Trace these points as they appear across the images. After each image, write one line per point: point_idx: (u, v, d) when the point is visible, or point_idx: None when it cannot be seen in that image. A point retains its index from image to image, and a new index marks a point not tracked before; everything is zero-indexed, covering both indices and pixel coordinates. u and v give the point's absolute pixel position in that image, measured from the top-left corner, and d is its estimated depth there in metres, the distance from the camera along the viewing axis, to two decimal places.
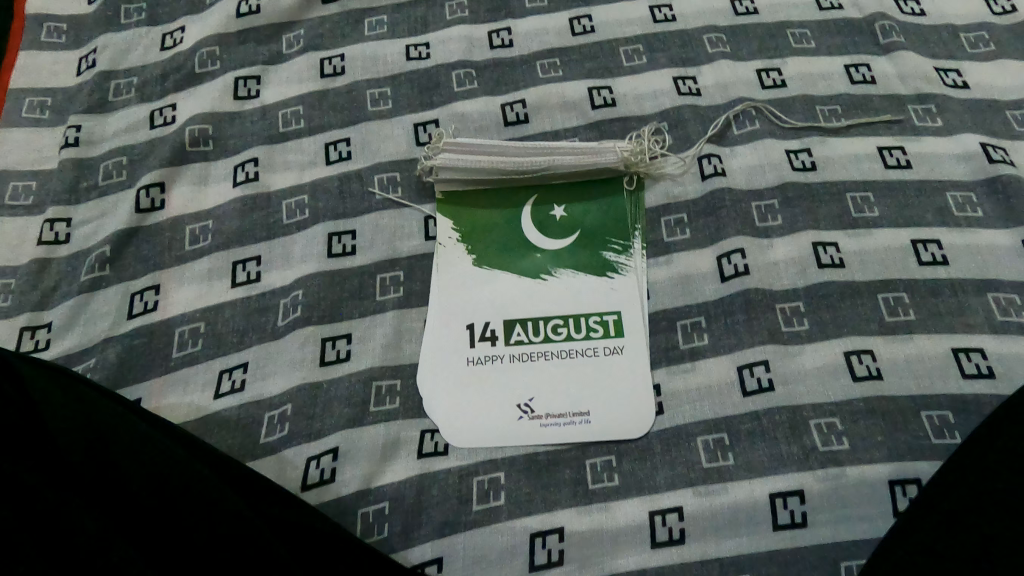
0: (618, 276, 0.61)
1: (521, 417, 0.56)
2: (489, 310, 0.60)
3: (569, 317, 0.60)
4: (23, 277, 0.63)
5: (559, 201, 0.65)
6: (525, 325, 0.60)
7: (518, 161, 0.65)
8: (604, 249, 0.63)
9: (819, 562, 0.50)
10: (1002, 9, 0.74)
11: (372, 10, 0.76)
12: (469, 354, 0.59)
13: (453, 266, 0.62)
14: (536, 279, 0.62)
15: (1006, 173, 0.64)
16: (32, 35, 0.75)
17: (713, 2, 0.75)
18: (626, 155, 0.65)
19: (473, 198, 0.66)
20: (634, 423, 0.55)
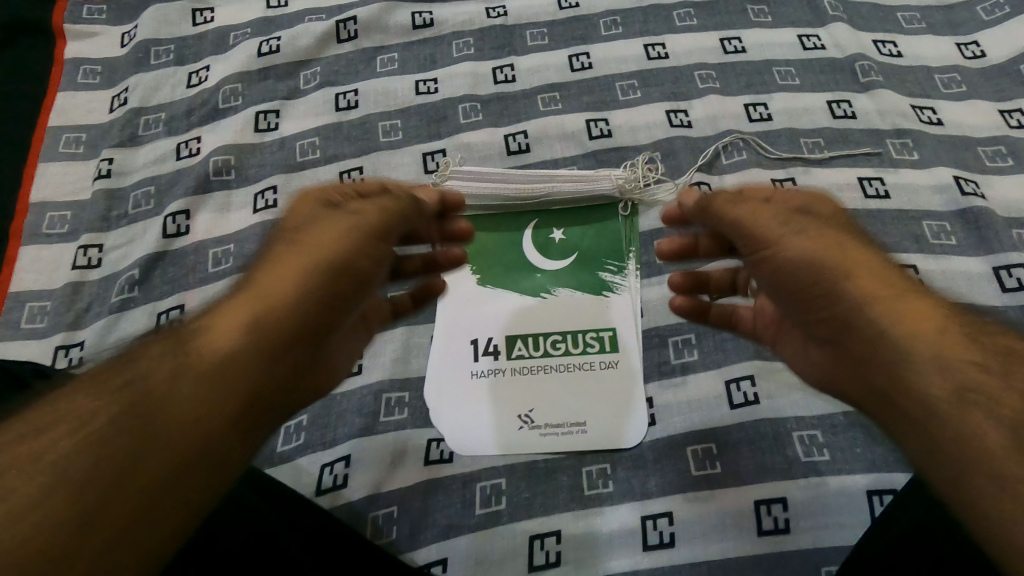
0: (614, 294, 0.66)
1: (522, 426, 0.60)
2: (492, 326, 0.65)
3: (568, 333, 0.64)
4: (59, 299, 0.68)
5: (558, 225, 0.69)
6: (526, 340, 0.64)
7: (521, 188, 0.69)
8: (600, 270, 0.67)
9: (802, 566, 0.53)
10: (973, 54, 0.79)
11: (384, 49, 0.81)
12: (473, 367, 0.63)
13: (459, 286, 0.67)
14: (536, 298, 0.66)
15: (978, 205, 0.68)
16: (71, 77, 0.82)
17: (703, 41, 0.80)
18: (621, 182, 0.69)
19: (478, 222, 0.70)
20: (628, 432, 0.59)
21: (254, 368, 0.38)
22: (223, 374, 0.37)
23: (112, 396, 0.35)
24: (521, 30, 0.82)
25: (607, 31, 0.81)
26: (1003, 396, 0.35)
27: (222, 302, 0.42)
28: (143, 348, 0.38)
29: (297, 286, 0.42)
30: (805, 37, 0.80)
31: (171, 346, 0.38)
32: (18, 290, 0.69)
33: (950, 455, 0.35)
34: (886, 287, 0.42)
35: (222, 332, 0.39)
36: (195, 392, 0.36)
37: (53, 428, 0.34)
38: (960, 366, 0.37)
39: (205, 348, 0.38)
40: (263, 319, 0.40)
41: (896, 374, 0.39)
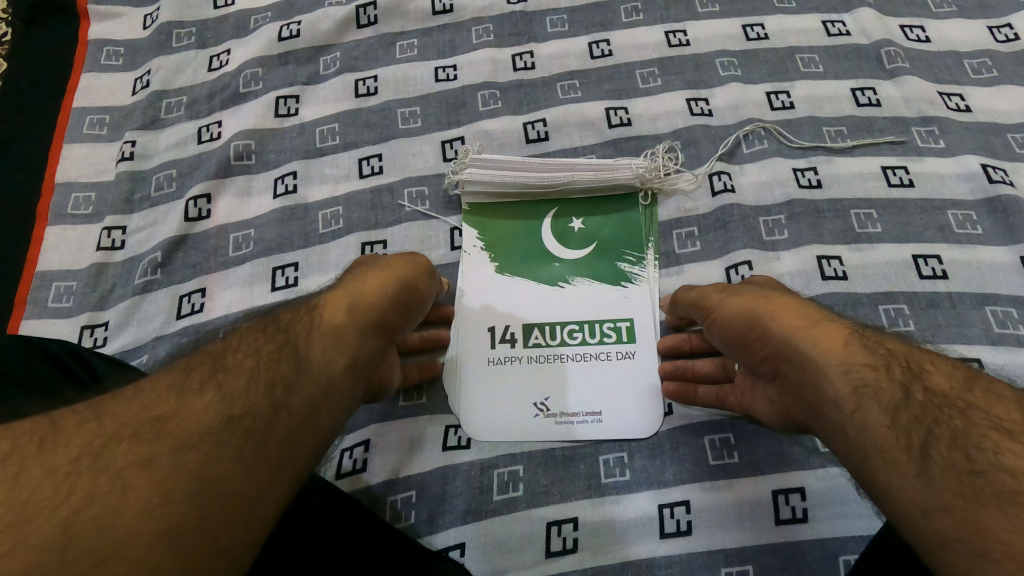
0: (632, 285, 0.65)
1: (538, 414, 0.60)
2: (510, 314, 0.65)
3: (585, 323, 0.64)
4: (84, 280, 0.70)
5: (577, 214, 0.69)
6: (543, 329, 0.64)
7: (540, 177, 0.69)
8: (618, 260, 0.67)
9: (819, 555, 0.53)
10: (1005, 37, 0.77)
11: (403, 35, 0.81)
12: (490, 355, 0.63)
13: (478, 273, 0.67)
14: (553, 287, 0.66)
15: (1006, 193, 0.67)
16: (94, 59, 0.83)
17: (726, 27, 0.79)
18: (641, 172, 0.69)
19: (496, 210, 0.70)
20: (644, 422, 0.59)
21: (347, 355, 0.48)
22: (330, 359, 0.46)
23: (251, 358, 0.43)
24: (541, 16, 0.81)
25: (628, 17, 0.80)
26: (888, 391, 0.43)
27: (315, 301, 0.51)
28: (257, 324, 0.47)
29: (371, 299, 0.51)
30: (830, 23, 0.79)
31: (285, 327, 0.47)
32: (45, 269, 0.70)
33: (858, 447, 0.42)
34: (805, 313, 0.49)
35: (324, 327, 0.48)
36: (312, 367, 0.45)
37: (222, 372, 0.42)
38: (860, 372, 0.44)
39: (315, 336, 0.47)
40: (350, 322, 0.49)
41: (817, 385, 0.46)
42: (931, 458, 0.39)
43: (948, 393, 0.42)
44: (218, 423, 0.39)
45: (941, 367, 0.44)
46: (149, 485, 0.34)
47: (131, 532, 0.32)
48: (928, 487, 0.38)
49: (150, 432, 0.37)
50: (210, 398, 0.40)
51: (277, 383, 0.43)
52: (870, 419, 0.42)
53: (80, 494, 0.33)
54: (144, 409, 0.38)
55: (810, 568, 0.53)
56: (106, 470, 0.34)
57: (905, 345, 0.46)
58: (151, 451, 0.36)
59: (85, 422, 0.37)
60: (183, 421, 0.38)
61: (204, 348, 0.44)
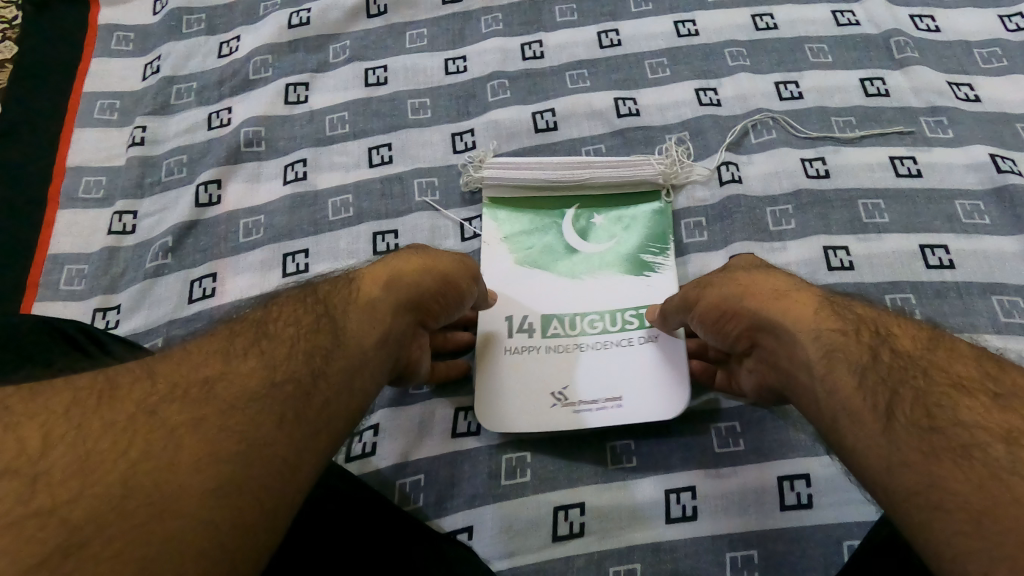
0: (654, 274, 0.64)
1: (556, 404, 0.59)
2: (528, 303, 0.63)
3: (606, 312, 0.62)
4: (95, 264, 0.70)
5: (599, 210, 0.68)
6: (562, 319, 0.62)
7: (560, 172, 0.68)
8: (642, 252, 0.65)
9: (824, 540, 0.54)
10: (1015, 27, 0.77)
11: (413, 24, 0.81)
12: (508, 344, 0.61)
13: (496, 263, 0.65)
14: (574, 279, 0.64)
15: (1014, 183, 0.67)
16: (104, 44, 0.84)
17: (735, 18, 0.79)
18: (664, 169, 0.68)
19: (517, 204, 0.69)
20: (666, 407, 0.58)
21: (384, 326, 0.48)
22: (367, 331, 0.47)
23: (291, 328, 0.45)
24: (550, 5, 0.81)
25: (637, 7, 0.80)
26: (856, 356, 0.43)
27: (354, 273, 0.51)
28: (298, 294, 0.48)
29: (404, 275, 0.51)
30: (839, 13, 0.79)
31: (324, 299, 0.48)
32: (56, 253, 0.71)
33: (829, 412, 0.43)
34: (774, 286, 0.49)
35: (358, 299, 0.49)
36: (349, 337, 0.46)
37: (265, 340, 0.44)
38: (829, 339, 0.44)
39: (351, 308, 0.48)
40: (386, 295, 0.50)
41: (792, 356, 0.46)
42: (895, 419, 0.39)
43: (911, 353, 0.42)
44: (263, 387, 0.40)
45: (906, 330, 0.44)
46: (201, 441, 0.36)
47: (184, 485, 0.34)
48: (892, 447, 0.38)
49: (199, 393, 0.38)
50: (254, 364, 0.41)
51: (316, 352, 0.44)
52: (839, 385, 0.42)
53: (135, 447, 0.35)
54: (193, 372, 0.40)
55: (814, 552, 0.53)
56: (160, 425, 0.36)
57: (870, 310, 0.47)
58: (203, 410, 0.38)
59: (141, 380, 0.39)
60: (230, 383, 0.40)
61: (248, 316, 0.46)
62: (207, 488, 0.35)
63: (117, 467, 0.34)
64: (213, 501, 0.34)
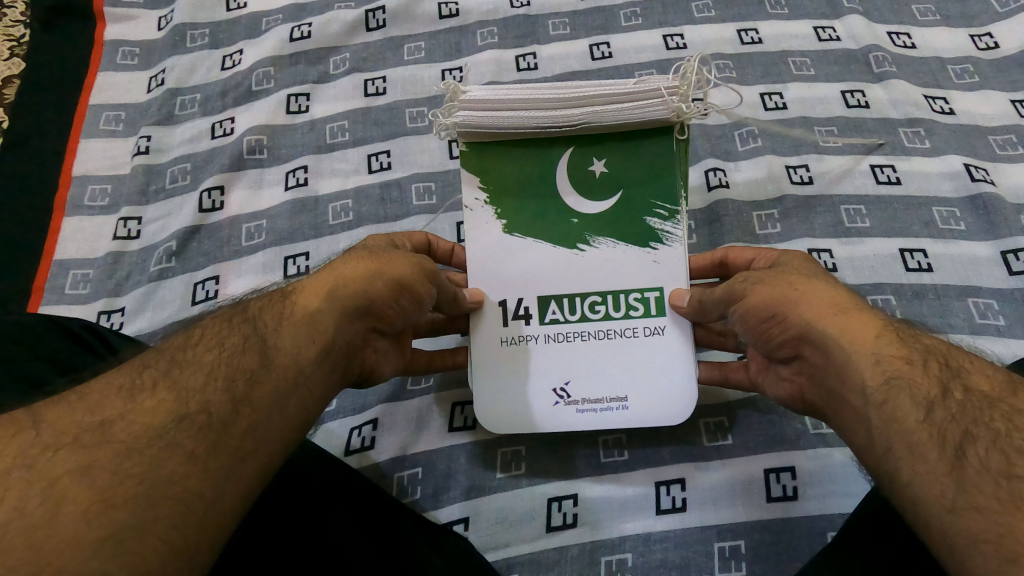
0: (661, 246, 0.55)
1: (557, 402, 0.55)
2: (522, 284, 0.56)
3: (608, 294, 0.55)
4: (101, 268, 0.72)
5: (598, 155, 0.55)
6: (561, 302, 0.55)
7: (552, 119, 0.54)
8: (647, 214, 0.55)
9: (809, 531, 0.55)
10: (987, 45, 0.81)
11: (411, 37, 0.84)
12: (504, 333, 0.55)
13: (484, 234, 0.56)
14: (571, 250, 0.56)
15: (987, 191, 0.70)
16: (110, 57, 0.86)
17: (721, 32, 0.82)
18: (677, 104, 0.52)
19: (505, 156, 0.56)
20: (673, 408, 0.54)
21: (327, 339, 0.44)
22: (306, 343, 0.43)
23: (214, 351, 0.42)
24: (543, 19, 0.84)
25: (627, 22, 0.83)
26: (923, 387, 0.41)
27: (290, 286, 0.47)
28: (227, 312, 0.45)
29: (349, 282, 0.47)
30: (821, 29, 0.82)
31: (255, 314, 0.45)
32: (62, 258, 0.73)
33: (882, 438, 0.41)
34: (834, 299, 0.46)
35: (295, 313, 0.45)
36: (281, 354, 0.42)
37: (177, 369, 0.40)
38: (892, 364, 0.42)
39: (284, 323, 0.44)
40: (333, 302, 0.46)
41: (843, 374, 0.44)
42: (966, 460, 0.37)
43: (988, 395, 0.41)
44: (169, 420, 0.37)
45: (978, 367, 0.43)
46: (89, 492, 0.33)
47: (70, 541, 0.31)
48: (959, 487, 0.37)
49: (93, 436, 0.36)
50: (163, 395, 0.38)
51: (239, 374, 0.41)
52: (902, 414, 0.40)
53: (9, 504, 0.32)
54: (92, 412, 0.37)
55: (800, 542, 0.55)
56: (42, 479, 0.33)
57: (935, 340, 0.45)
58: (93, 456, 0.35)
59: (26, 430, 0.36)
60: (130, 423, 0.37)
61: (163, 345, 0.43)
62: (95, 538, 0.32)
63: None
64: (106, 551, 0.32)
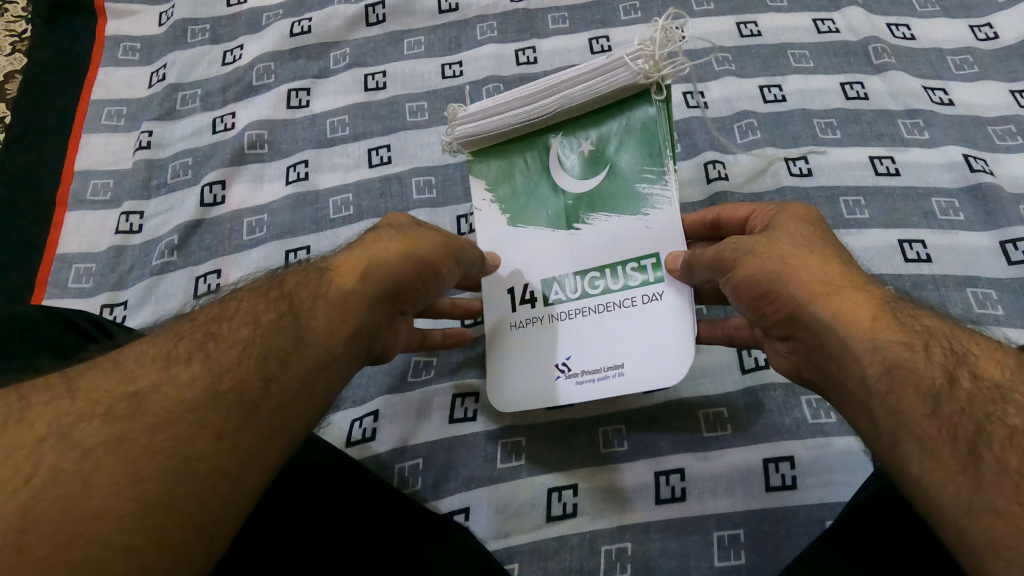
0: (653, 211, 0.54)
1: (559, 376, 0.54)
2: (527, 270, 0.57)
3: (606, 267, 0.55)
4: (103, 262, 0.73)
5: (586, 134, 0.56)
6: (563, 282, 0.56)
7: (527, 110, 0.56)
8: (636, 182, 0.55)
9: (808, 519, 0.56)
10: (986, 35, 0.80)
11: (411, 32, 0.84)
12: (513, 318, 0.57)
13: (491, 230, 0.59)
14: (569, 231, 0.56)
15: (986, 181, 0.70)
16: (112, 53, 0.86)
17: (721, 25, 0.82)
18: (640, 66, 0.51)
19: (499, 157, 0.59)
20: (666, 369, 0.51)
21: (358, 319, 0.44)
22: (339, 323, 0.43)
23: (249, 326, 0.41)
24: (543, 14, 0.84)
25: (627, 15, 0.84)
26: (927, 375, 0.38)
27: (327, 262, 0.47)
28: (262, 286, 0.45)
29: (385, 261, 0.47)
30: (820, 21, 0.82)
31: (290, 290, 0.45)
32: (65, 252, 0.73)
33: (888, 428, 0.39)
34: (827, 278, 0.45)
35: (332, 292, 0.44)
36: (314, 334, 0.42)
37: (212, 341, 0.40)
38: (892, 351, 0.40)
39: (320, 301, 0.44)
40: (368, 282, 0.46)
41: (842, 358, 0.42)
42: (981, 458, 0.35)
43: (999, 383, 0.38)
44: (201, 396, 0.36)
45: (987, 351, 0.40)
46: (119, 466, 0.33)
47: (100, 516, 0.31)
48: (975, 486, 0.34)
49: (126, 408, 0.35)
50: (197, 368, 0.38)
51: (273, 353, 0.40)
52: (907, 404, 0.38)
53: (40, 475, 0.31)
54: (125, 383, 0.37)
55: (799, 530, 0.55)
56: (73, 450, 0.33)
57: (941, 324, 0.42)
58: (125, 429, 0.34)
59: (56, 398, 0.35)
60: (164, 396, 0.36)
61: (200, 316, 0.42)
62: (122, 514, 0.31)
63: (16, 502, 0.30)
64: (132, 528, 0.31)
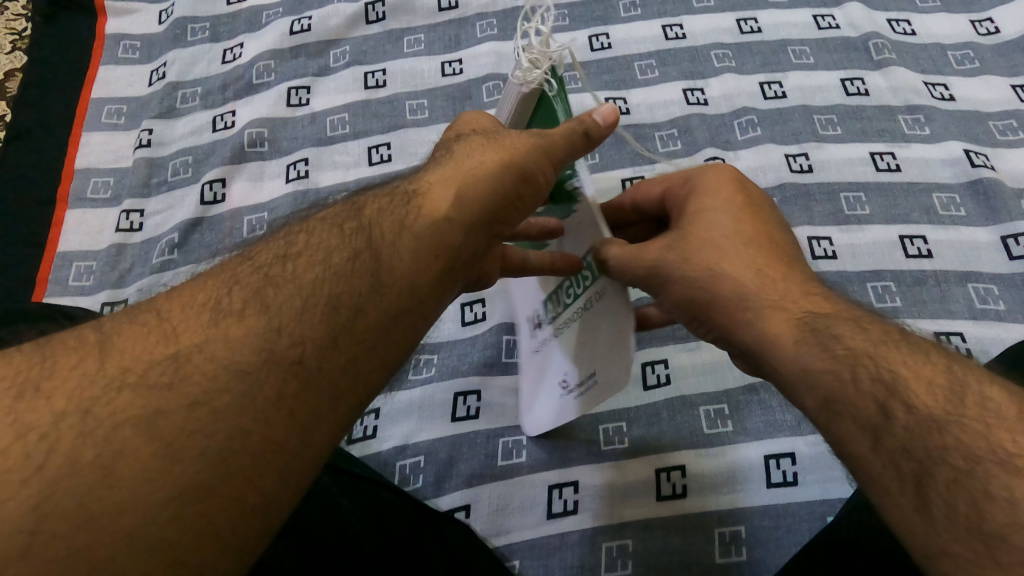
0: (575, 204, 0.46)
1: (562, 396, 0.50)
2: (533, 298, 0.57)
3: (569, 274, 0.48)
4: (103, 260, 0.73)
5: None
6: (553, 300, 0.52)
7: None
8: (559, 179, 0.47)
9: (809, 516, 0.55)
10: (987, 31, 0.80)
11: (410, 30, 0.84)
12: (532, 346, 0.57)
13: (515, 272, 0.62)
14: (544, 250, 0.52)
15: (987, 176, 0.70)
16: (112, 52, 0.86)
17: (721, 22, 0.82)
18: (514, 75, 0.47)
19: None
20: (613, 372, 0.42)
21: (443, 258, 0.41)
22: (419, 265, 0.40)
23: (315, 269, 0.39)
24: (542, 11, 0.84)
25: (626, 12, 0.84)
26: (862, 408, 0.37)
27: (408, 189, 0.43)
28: (331, 218, 0.42)
29: (475, 192, 0.42)
30: (820, 18, 0.82)
31: (367, 225, 0.41)
32: (66, 250, 0.73)
33: (847, 461, 0.38)
34: (746, 299, 0.42)
35: (415, 228, 0.41)
36: (394, 277, 0.39)
37: (269, 288, 0.37)
38: (822, 381, 0.38)
39: (401, 241, 0.40)
40: (455, 213, 0.42)
41: (782, 383, 0.41)
42: (928, 500, 0.33)
43: (934, 415, 0.35)
44: (255, 357, 0.34)
45: (921, 374, 0.37)
46: (151, 441, 0.31)
47: (130, 501, 0.29)
48: (927, 528, 0.33)
49: (167, 372, 0.33)
50: (253, 321, 0.36)
51: (343, 302, 0.38)
52: (848, 438, 0.37)
53: (57, 456, 0.29)
54: (168, 344, 0.34)
55: (801, 527, 0.55)
56: (99, 426, 0.31)
57: (871, 338, 0.39)
58: (166, 398, 0.32)
59: (82, 364, 0.33)
60: (211, 357, 0.34)
61: (256, 259, 0.40)
62: (157, 498, 0.29)
63: (29, 489, 0.28)
64: (169, 514, 0.29)
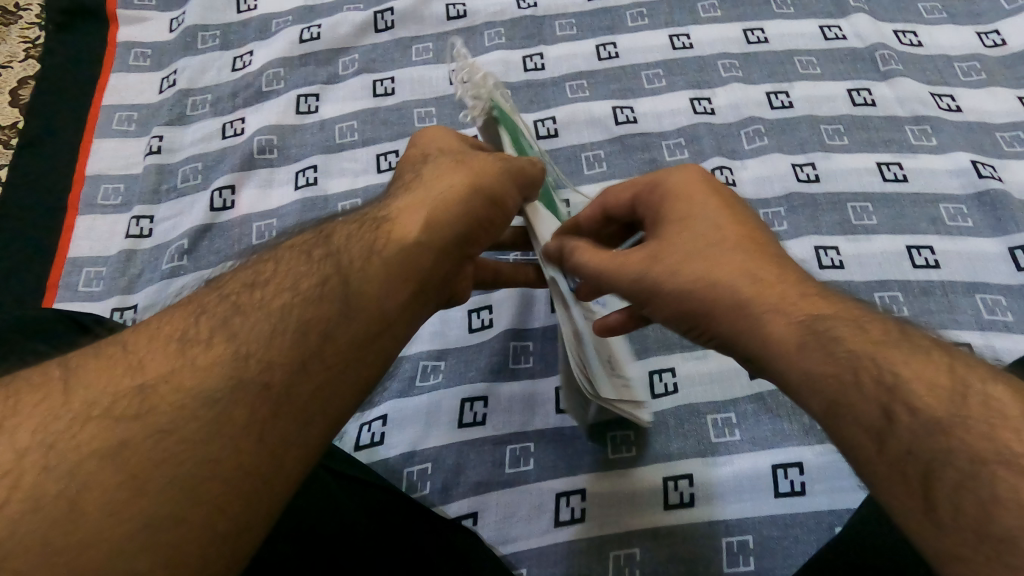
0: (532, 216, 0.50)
1: None
2: None
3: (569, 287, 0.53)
4: (113, 266, 0.73)
5: None
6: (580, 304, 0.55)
7: None
8: None
9: (817, 526, 0.55)
10: (993, 42, 0.81)
11: (418, 38, 0.85)
12: None
13: None
14: None
15: (995, 187, 0.70)
16: (123, 59, 0.87)
17: (727, 32, 0.83)
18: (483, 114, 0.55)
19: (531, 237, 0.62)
20: None
21: (413, 281, 0.42)
22: (391, 287, 0.41)
23: (285, 295, 0.39)
24: (550, 20, 0.85)
25: (634, 22, 0.84)
26: (863, 410, 0.37)
27: (380, 219, 0.45)
28: (300, 247, 0.43)
29: (444, 220, 0.44)
30: (827, 28, 0.82)
31: (337, 255, 0.42)
32: (76, 256, 0.74)
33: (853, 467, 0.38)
34: (742, 303, 0.42)
35: (384, 255, 0.42)
36: (362, 301, 0.40)
37: (237, 317, 0.37)
38: (825, 384, 0.38)
39: (371, 266, 0.41)
40: (424, 239, 0.43)
41: (785, 389, 0.41)
42: (937, 502, 0.33)
43: (939, 417, 0.35)
44: (222, 385, 0.34)
45: (924, 374, 0.37)
46: (118, 471, 0.30)
47: (98, 534, 0.28)
48: (935, 529, 0.33)
49: (134, 403, 0.33)
50: (223, 349, 0.36)
51: (312, 326, 0.38)
52: (854, 440, 0.37)
53: (22, 493, 0.29)
54: (136, 374, 0.34)
55: (808, 537, 0.55)
56: (61, 460, 0.30)
57: (871, 339, 0.39)
58: (135, 428, 0.32)
59: (47, 399, 0.32)
60: (179, 385, 0.34)
61: (224, 291, 0.40)
62: (127, 528, 0.29)
63: None
64: (138, 545, 0.29)
